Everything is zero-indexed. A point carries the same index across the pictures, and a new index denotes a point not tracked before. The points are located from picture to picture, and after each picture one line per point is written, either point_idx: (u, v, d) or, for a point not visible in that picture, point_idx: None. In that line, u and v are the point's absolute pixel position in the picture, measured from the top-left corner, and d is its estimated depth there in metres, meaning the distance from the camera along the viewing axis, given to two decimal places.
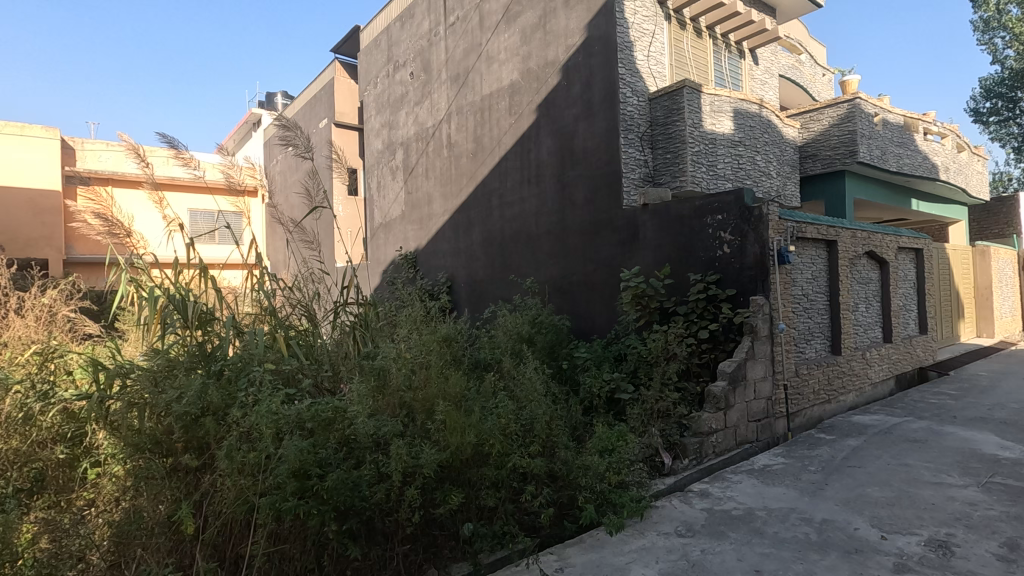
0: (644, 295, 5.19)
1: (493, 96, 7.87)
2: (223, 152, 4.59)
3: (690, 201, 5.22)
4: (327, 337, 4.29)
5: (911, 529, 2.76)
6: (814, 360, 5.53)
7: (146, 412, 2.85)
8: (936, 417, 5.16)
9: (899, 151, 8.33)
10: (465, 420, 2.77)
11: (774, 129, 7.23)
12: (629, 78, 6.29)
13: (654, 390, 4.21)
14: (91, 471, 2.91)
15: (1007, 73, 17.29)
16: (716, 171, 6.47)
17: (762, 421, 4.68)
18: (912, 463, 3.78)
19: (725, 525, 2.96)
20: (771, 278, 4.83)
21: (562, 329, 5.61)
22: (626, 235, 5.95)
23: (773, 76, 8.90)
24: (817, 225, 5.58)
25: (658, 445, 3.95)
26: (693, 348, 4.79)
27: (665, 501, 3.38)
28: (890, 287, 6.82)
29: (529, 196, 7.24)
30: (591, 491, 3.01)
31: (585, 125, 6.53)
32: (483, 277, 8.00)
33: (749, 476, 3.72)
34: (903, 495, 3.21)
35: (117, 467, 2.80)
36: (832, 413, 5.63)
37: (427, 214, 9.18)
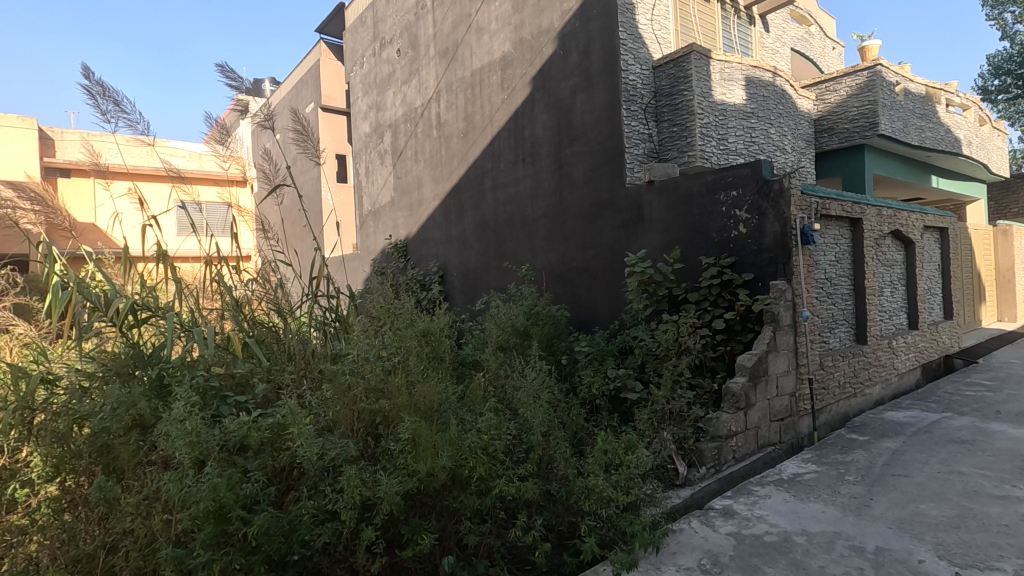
0: (650, 282, 4.65)
1: (484, 71, 7.28)
2: (212, 140, 4.20)
3: (702, 175, 4.66)
4: (316, 342, 3.69)
5: (990, 563, 2.28)
6: (839, 350, 5.01)
7: (72, 423, 2.31)
8: (978, 412, 4.66)
9: (922, 124, 7.75)
10: (439, 438, 2.33)
11: (789, 99, 6.65)
12: (632, 44, 5.71)
13: (664, 390, 3.67)
14: (17, 493, 2.25)
15: (1017, 50, 16.58)
16: (727, 145, 5.92)
17: (786, 421, 4.17)
18: (966, 471, 3.30)
19: (758, 556, 2.47)
20: (794, 260, 4.30)
21: (562, 320, 5.06)
22: (630, 216, 5.40)
23: (783, 46, 8.31)
24: (842, 202, 5.02)
25: (670, 452, 3.44)
26: (707, 340, 4.27)
27: (684, 523, 2.89)
28: (916, 269, 6.28)
29: (523, 176, 6.70)
30: (595, 517, 2.51)
31: (583, 97, 5.96)
32: (477, 266, 7.44)
33: (779, 490, 3.23)
34: (966, 513, 2.74)
35: (47, 490, 2.26)
36: (859, 409, 5.12)
37: (417, 199, 8.62)
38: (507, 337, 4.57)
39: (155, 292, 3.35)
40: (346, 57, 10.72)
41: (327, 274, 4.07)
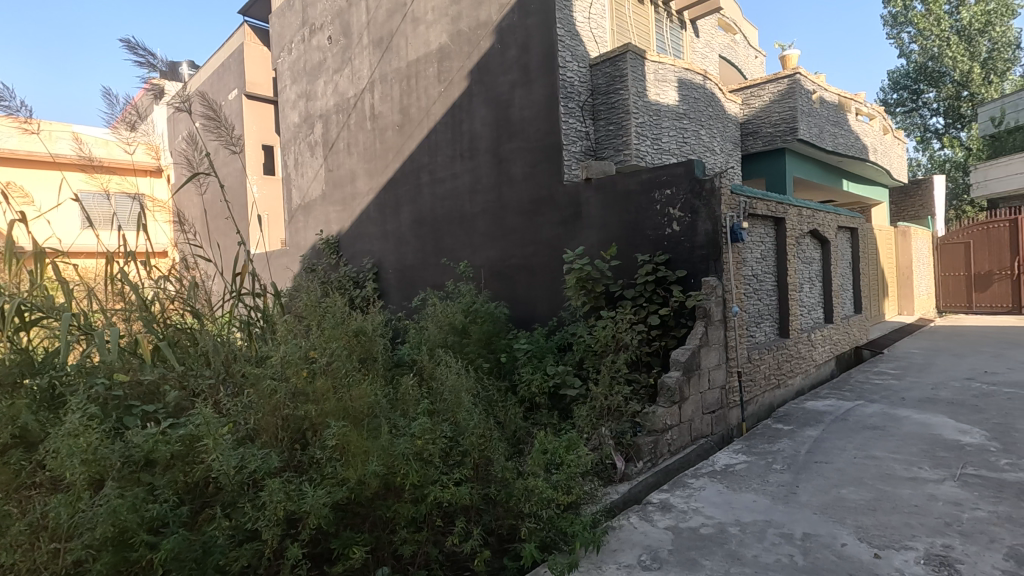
0: (588, 278, 4.65)
1: (420, 62, 7.07)
2: (114, 125, 3.77)
3: (639, 174, 4.73)
4: (238, 345, 3.41)
5: (904, 542, 2.42)
6: (764, 343, 5.25)
7: None
8: (886, 399, 5.03)
9: (835, 131, 8.29)
10: (371, 444, 2.21)
11: (717, 102, 6.90)
12: (570, 41, 5.73)
13: (602, 386, 3.67)
14: None
15: (912, 67, 18.18)
16: (661, 145, 6.06)
17: (716, 413, 4.30)
18: (879, 455, 3.53)
19: (696, 549, 2.51)
20: (724, 257, 4.45)
21: (501, 317, 4.99)
22: (568, 214, 5.41)
23: (712, 51, 8.64)
24: (768, 202, 5.25)
25: (609, 448, 3.45)
26: (643, 336, 4.34)
27: (623, 519, 2.89)
28: (832, 266, 6.69)
29: (462, 171, 6.57)
30: (536, 519, 2.44)
31: (522, 92, 5.91)
32: (414, 263, 7.24)
33: (712, 482, 3.33)
34: (882, 496, 2.91)
35: None
36: (783, 399, 5.38)
37: (350, 193, 8.28)
38: (444, 336, 4.46)
39: (45, 292, 2.93)
40: (273, 42, 10.13)
41: (250, 269, 3.76)
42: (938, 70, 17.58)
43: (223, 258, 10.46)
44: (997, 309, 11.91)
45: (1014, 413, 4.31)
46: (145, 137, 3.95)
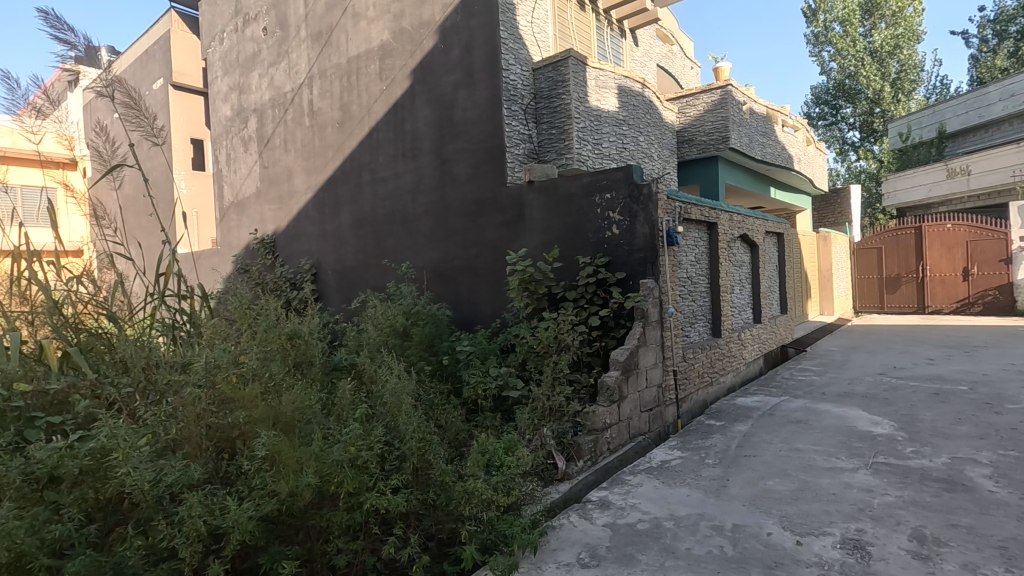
0: (531, 280, 4.69)
1: (361, 58, 6.90)
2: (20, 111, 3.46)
3: (580, 177, 4.81)
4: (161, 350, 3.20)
5: (823, 529, 2.58)
6: (698, 343, 5.46)
7: None
8: (809, 395, 5.35)
9: (763, 141, 8.75)
10: (302, 452, 2.13)
11: (655, 110, 7.13)
12: (513, 44, 5.77)
13: (544, 387, 3.70)
14: None
15: (832, 84, 19.43)
16: (602, 150, 6.20)
17: (653, 411, 4.43)
18: (802, 447, 3.75)
19: (633, 545, 2.57)
20: (660, 259, 4.60)
21: (443, 319, 4.94)
22: (511, 215, 5.43)
23: (649, 61, 8.93)
24: (702, 207, 5.47)
25: (549, 448, 3.48)
26: (584, 336, 4.41)
27: (563, 518, 2.93)
28: (760, 269, 7.05)
29: (404, 171, 6.46)
30: (476, 522, 2.42)
31: (465, 93, 5.89)
32: (354, 264, 7.05)
33: (649, 478, 3.43)
34: (804, 486, 3.09)
35: None
36: (715, 396, 5.61)
37: (287, 191, 7.97)
38: (385, 339, 4.36)
39: None
40: (202, 30, 9.61)
41: (177, 270, 3.51)
42: (854, 88, 18.90)
43: (147, 258, 9.81)
44: (904, 309, 12.95)
45: (918, 404, 4.69)
46: (56, 125, 3.64)
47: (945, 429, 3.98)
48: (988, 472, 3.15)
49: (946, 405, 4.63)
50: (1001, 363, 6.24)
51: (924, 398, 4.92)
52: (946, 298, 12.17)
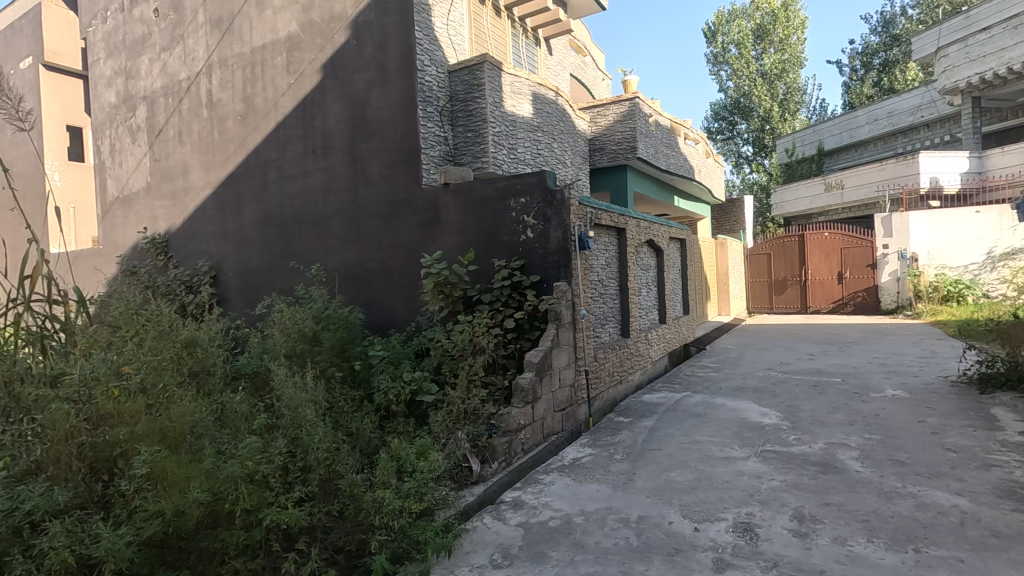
0: (446, 283, 4.65)
1: (266, 49, 6.54)
2: None
3: (495, 181, 4.85)
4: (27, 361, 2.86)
5: (718, 515, 2.77)
6: (608, 343, 5.69)
7: None
8: (707, 390, 5.73)
9: (668, 152, 9.29)
10: (191, 469, 2.00)
11: (568, 118, 7.35)
12: (428, 45, 5.73)
13: (458, 390, 3.70)
14: None
15: (728, 101, 20.97)
16: (517, 154, 6.29)
17: (566, 410, 4.55)
18: (700, 439, 4.01)
19: (544, 543, 2.62)
20: (573, 263, 4.74)
21: (356, 323, 4.79)
22: (427, 217, 5.36)
23: (563, 70, 9.20)
24: (611, 213, 5.70)
25: (464, 451, 3.46)
26: (499, 338, 4.45)
27: (477, 521, 2.93)
28: (665, 272, 7.46)
29: (313, 169, 6.19)
30: (386, 531, 2.35)
31: (379, 92, 5.75)
32: (259, 266, 6.66)
33: (561, 476, 3.52)
34: (701, 476, 3.31)
35: None
36: (624, 393, 5.86)
37: (182, 187, 7.38)
38: (292, 346, 4.17)
39: None
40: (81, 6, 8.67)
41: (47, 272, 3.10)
42: (748, 106, 20.54)
43: (10, 258, 8.66)
44: (789, 309, 14.19)
45: (800, 396, 5.18)
46: None
47: (822, 417, 4.42)
48: (856, 454, 3.53)
49: (822, 395, 5.15)
50: (867, 357, 7.04)
51: (805, 389, 5.44)
52: (824, 298, 13.49)
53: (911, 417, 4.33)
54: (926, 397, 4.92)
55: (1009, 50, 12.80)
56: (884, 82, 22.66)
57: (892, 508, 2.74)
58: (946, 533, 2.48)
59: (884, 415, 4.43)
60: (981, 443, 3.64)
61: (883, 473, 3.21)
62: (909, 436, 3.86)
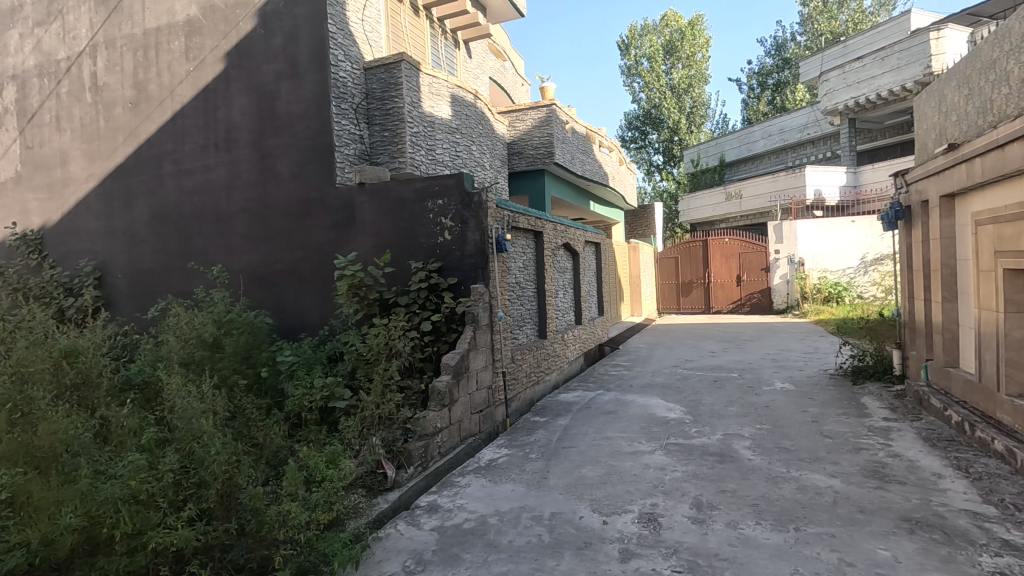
0: (361, 285, 4.54)
1: (161, 32, 6.04)
2: None
3: (412, 182, 4.78)
4: None
5: (625, 507, 2.90)
6: (525, 344, 5.78)
7: None
8: (619, 388, 5.98)
9: (583, 158, 9.60)
10: (63, 492, 1.84)
11: (487, 122, 7.40)
12: (341, 40, 5.56)
13: (373, 395, 3.61)
14: None
15: (640, 113, 21.98)
16: (435, 156, 6.25)
17: (484, 412, 4.57)
18: (611, 436, 4.18)
19: (458, 545, 2.62)
20: (490, 266, 4.78)
21: (262, 327, 4.54)
22: (340, 217, 5.18)
23: (482, 73, 9.25)
24: (528, 216, 5.80)
25: (378, 457, 3.36)
26: (416, 342, 4.40)
27: (390, 528, 2.87)
28: (581, 275, 7.70)
29: (216, 164, 5.80)
30: (291, 545, 2.24)
31: (289, 85, 5.50)
32: (153, 266, 6.14)
33: (477, 477, 3.53)
34: (611, 470, 3.45)
35: None
36: (541, 393, 5.98)
37: (60, 178, 6.63)
38: (190, 353, 3.90)
39: None
40: None
41: None
42: (658, 118, 21.70)
43: None
44: (695, 310, 15.10)
45: (701, 390, 5.54)
46: None
47: (720, 410, 4.76)
48: (749, 443, 3.83)
49: (721, 390, 5.54)
50: (760, 353, 7.66)
51: (706, 384, 5.82)
52: (725, 299, 14.49)
53: (796, 407, 4.77)
54: (808, 389, 5.43)
55: (878, 78, 14.47)
56: (777, 101, 24.76)
57: (778, 492, 3.00)
58: (821, 512, 2.75)
59: (773, 406, 4.84)
60: (852, 429, 4.08)
61: (771, 459, 3.51)
62: (793, 425, 4.24)
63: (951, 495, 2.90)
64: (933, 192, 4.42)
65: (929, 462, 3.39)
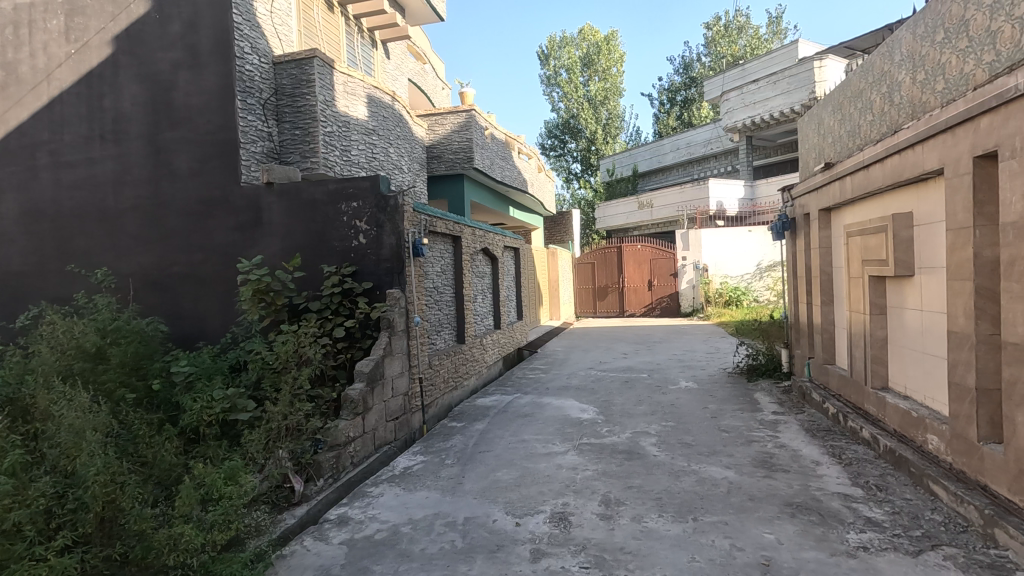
0: (267, 291, 4.31)
1: (35, 8, 5.42)
2: None
3: (324, 183, 4.61)
4: None
5: (537, 508, 2.96)
6: (443, 349, 5.74)
7: None
8: (535, 391, 6.10)
9: (502, 164, 9.70)
10: None
11: (406, 124, 7.30)
12: (249, 31, 5.28)
13: (280, 405, 3.44)
14: None
15: (559, 122, 22.58)
16: (350, 157, 6.08)
17: (399, 419, 4.48)
18: (526, 438, 4.25)
19: (368, 557, 2.56)
20: (406, 271, 4.70)
21: (155, 336, 4.19)
22: (245, 218, 4.89)
23: (401, 75, 9.10)
24: (446, 221, 5.77)
25: (285, 471, 3.20)
26: (328, 349, 4.24)
27: (296, 545, 2.74)
28: (499, 280, 7.77)
29: (101, 157, 5.29)
30: (182, 570, 2.09)
31: (187, 76, 5.13)
32: (23, 269, 5.48)
33: (391, 486, 3.47)
34: (524, 472, 3.51)
35: None
36: (459, 399, 5.95)
37: None
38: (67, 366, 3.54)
39: None
40: None
41: None
42: (576, 127, 22.37)
43: None
44: (610, 313, 15.70)
45: (613, 391, 5.76)
46: None
47: (630, 409, 4.98)
48: (655, 440, 4.04)
49: (631, 390, 5.80)
50: (668, 354, 8.12)
51: (617, 385, 6.07)
52: (638, 303, 15.18)
53: (698, 404, 5.09)
54: (709, 387, 5.81)
55: (771, 100, 15.79)
56: (684, 117, 26.37)
57: (679, 485, 3.18)
58: (717, 501, 2.95)
59: (678, 404, 5.13)
60: (746, 423, 4.42)
61: (674, 455, 3.72)
62: (695, 421, 4.52)
63: (827, 480, 3.22)
64: (814, 206, 4.88)
65: (809, 451, 3.74)
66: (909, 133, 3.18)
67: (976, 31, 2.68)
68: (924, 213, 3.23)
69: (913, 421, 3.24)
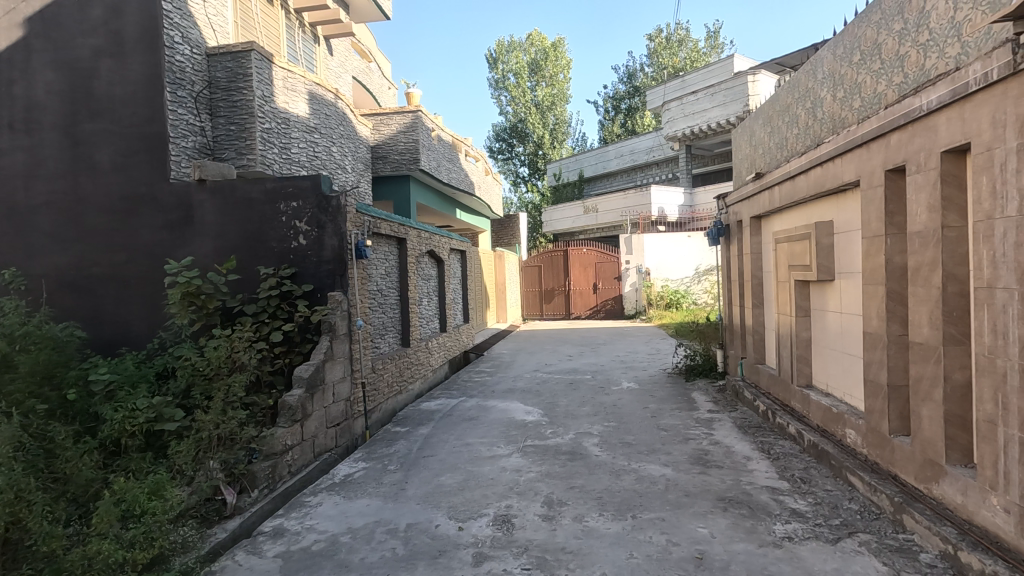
0: (198, 293, 4.10)
1: None
2: None
3: (261, 181, 4.44)
4: None
5: (480, 511, 2.95)
6: (387, 353, 5.64)
7: None
8: (481, 394, 6.10)
9: (449, 167, 9.65)
10: None
11: (350, 123, 7.15)
12: (179, 20, 5.06)
13: (211, 414, 3.27)
14: None
15: (507, 125, 22.71)
16: (290, 155, 5.89)
17: (341, 425, 4.36)
18: (471, 441, 4.24)
19: (304, 570, 2.47)
20: (349, 273, 4.59)
21: (71, 342, 3.90)
22: (174, 217, 4.63)
23: (344, 73, 8.90)
24: (391, 223, 5.68)
25: (217, 482, 3.04)
26: (264, 354, 4.08)
27: (227, 560, 2.62)
28: (445, 282, 7.71)
29: (9, 147, 4.87)
30: None
31: (110, 64, 4.82)
32: None
33: (330, 495, 3.37)
34: (468, 476, 3.50)
35: None
36: (403, 403, 5.86)
37: None
38: None
39: None
40: None
41: None
42: (524, 132, 22.56)
43: None
44: (557, 316, 15.88)
45: (558, 393, 5.84)
46: None
47: (574, 410, 5.06)
48: (597, 441, 4.12)
49: (575, 391, 5.90)
50: (611, 355, 8.31)
51: (562, 387, 6.16)
52: (583, 306, 15.44)
53: (639, 404, 5.23)
54: (650, 387, 6.00)
55: (709, 111, 16.46)
56: (628, 125, 27.09)
57: (619, 484, 3.26)
58: (655, 498, 3.04)
59: (620, 404, 5.26)
60: (683, 422, 4.58)
61: (615, 454, 3.81)
62: (636, 421, 4.64)
63: (757, 474, 3.38)
64: (746, 214, 5.13)
65: (741, 447, 3.92)
66: (829, 147, 3.40)
67: (887, 54, 2.90)
68: (843, 221, 3.46)
69: (834, 417, 3.46)
